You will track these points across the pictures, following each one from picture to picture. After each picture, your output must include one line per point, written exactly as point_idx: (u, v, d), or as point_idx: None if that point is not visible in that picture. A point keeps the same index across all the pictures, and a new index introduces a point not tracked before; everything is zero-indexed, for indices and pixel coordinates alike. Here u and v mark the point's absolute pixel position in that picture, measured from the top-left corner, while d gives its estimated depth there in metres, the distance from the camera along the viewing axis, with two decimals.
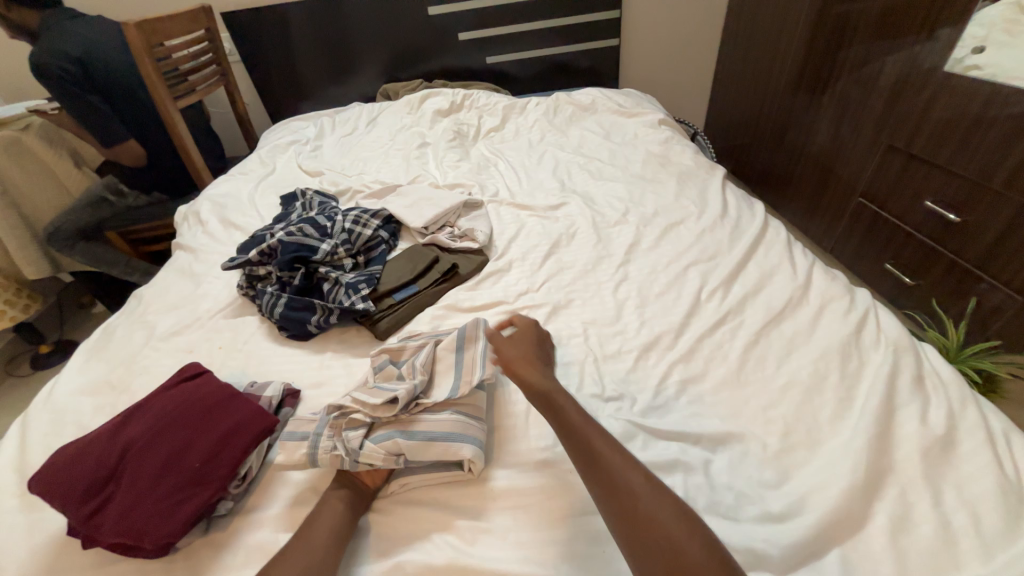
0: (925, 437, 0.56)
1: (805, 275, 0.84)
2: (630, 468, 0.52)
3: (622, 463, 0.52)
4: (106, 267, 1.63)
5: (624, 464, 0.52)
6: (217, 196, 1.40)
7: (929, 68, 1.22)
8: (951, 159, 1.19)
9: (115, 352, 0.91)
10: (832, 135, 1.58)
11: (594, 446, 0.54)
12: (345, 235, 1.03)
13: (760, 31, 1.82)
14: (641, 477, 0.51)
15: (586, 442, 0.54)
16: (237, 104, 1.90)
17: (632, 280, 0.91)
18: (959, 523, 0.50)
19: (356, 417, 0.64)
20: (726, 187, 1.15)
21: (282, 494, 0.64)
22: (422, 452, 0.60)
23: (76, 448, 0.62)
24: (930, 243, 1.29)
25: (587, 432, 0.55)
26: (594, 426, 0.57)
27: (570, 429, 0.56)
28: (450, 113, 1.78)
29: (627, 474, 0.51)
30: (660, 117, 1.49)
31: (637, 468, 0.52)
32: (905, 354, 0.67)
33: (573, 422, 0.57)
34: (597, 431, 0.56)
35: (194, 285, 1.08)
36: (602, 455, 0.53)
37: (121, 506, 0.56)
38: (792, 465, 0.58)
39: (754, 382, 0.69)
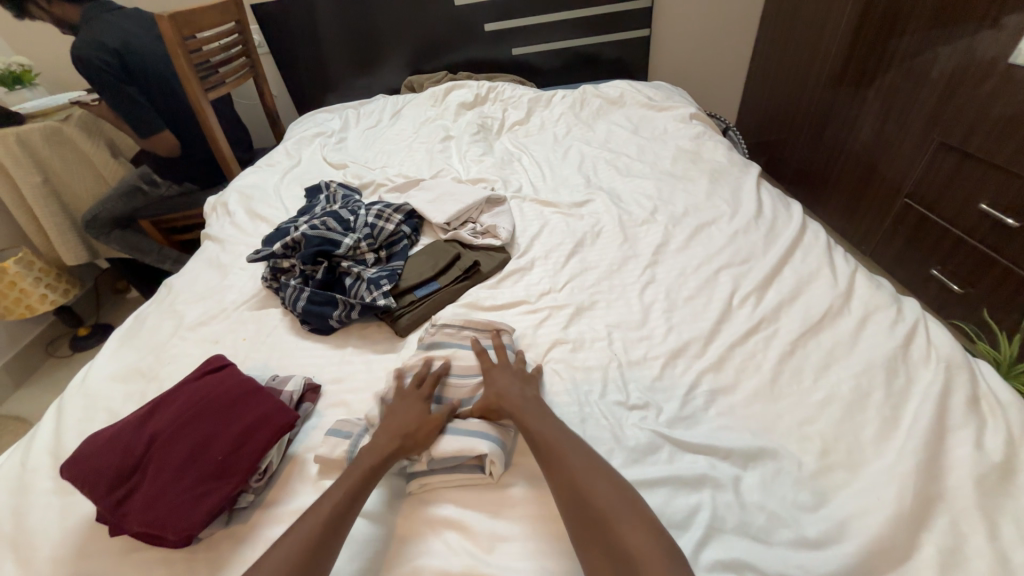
0: (981, 464, 0.52)
1: (847, 283, 0.79)
2: (642, 534, 0.47)
3: (637, 532, 0.48)
4: (139, 254, 1.70)
5: (637, 529, 0.48)
6: (245, 187, 1.42)
7: (991, 59, 1.13)
8: (1012, 159, 1.10)
9: (146, 340, 0.94)
10: (876, 133, 1.50)
11: (604, 510, 0.49)
12: (368, 230, 1.03)
13: (801, 22, 1.73)
14: (652, 546, 0.46)
15: (597, 506, 0.50)
16: (265, 96, 1.92)
17: (659, 282, 0.88)
18: (1018, 561, 0.46)
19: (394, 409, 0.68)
20: (761, 187, 1.09)
21: (301, 490, 0.64)
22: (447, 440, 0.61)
23: (106, 437, 0.63)
24: (984, 248, 1.20)
25: (599, 497, 0.51)
26: (608, 484, 0.52)
27: (577, 485, 0.52)
28: (474, 105, 1.75)
29: (636, 540, 0.47)
30: (691, 112, 1.43)
31: (651, 533, 0.47)
32: (960, 372, 0.62)
33: (586, 481, 0.52)
34: (614, 494, 0.51)
35: (221, 276, 1.10)
36: (611, 521, 0.49)
37: (147, 497, 0.57)
38: (831, 487, 0.55)
39: (790, 396, 0.65)
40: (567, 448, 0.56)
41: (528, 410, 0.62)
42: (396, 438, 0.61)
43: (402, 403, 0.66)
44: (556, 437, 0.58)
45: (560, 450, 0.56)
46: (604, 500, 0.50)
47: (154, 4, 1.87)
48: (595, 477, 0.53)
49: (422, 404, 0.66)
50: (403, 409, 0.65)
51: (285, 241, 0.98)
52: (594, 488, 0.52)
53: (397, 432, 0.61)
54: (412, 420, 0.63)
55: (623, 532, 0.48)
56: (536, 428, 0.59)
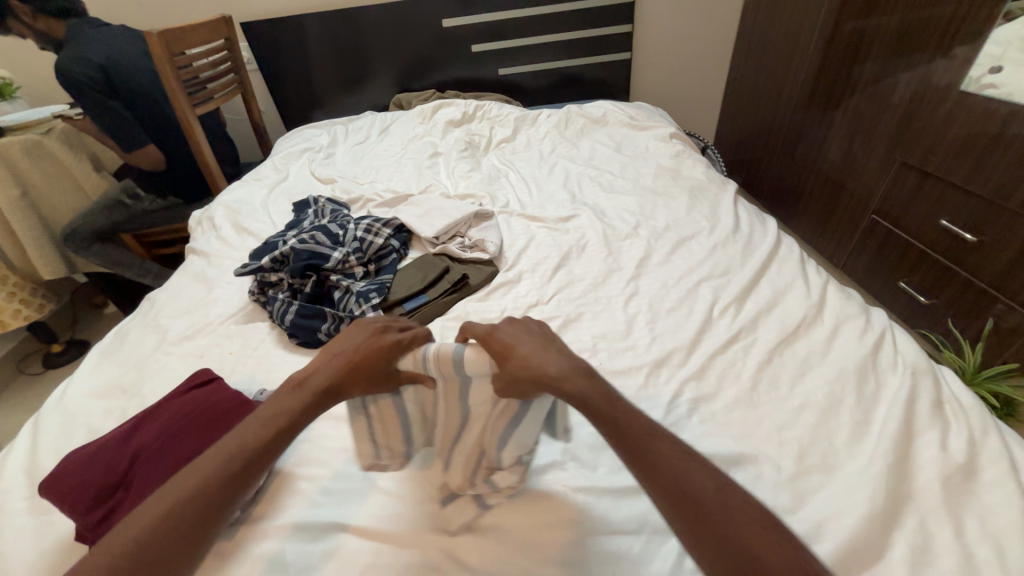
0: (946, 464, 0.55)
1: (819, 294, 0.83)
2: (705, 476, 0.46)
3: (697, 473, 0.46)
4: (119, 269, 1.65)
5: (697, 468, 0.47)
6: (231, 202, 1.41)
7: (945, 86, 1.22)
8: (967, 178, 1.18)
9: (127, 356, 0.92)
10: (843, 152, 1.58)
11: (694, 486, 0.45)
12: (357, 244, 1.04)
13: (772, 48, 1.83)
14: (713, 487, 0.45)
15: (640, 448, 0.48)
16: (253, 111, 1.93)
17: (642, 294, 0.91)
18: (982, 555, 0.48)
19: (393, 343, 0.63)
20: (737, 203, 1.14)
21: (290, 504, 0.63)
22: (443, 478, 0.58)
23: (88, 452, 0.62)
24: (947, 262, 1.27)
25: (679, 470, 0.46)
26: (642, 425, 0.50)
27: (615, 426, 0.49)
28: (462, 123, 1.79)
29: (699, 482, 0.46)
30: (671, 131, 1.49)
31: (710, 476, 0.47)
32: (924, 377, 0.66)
33: (621, 421, 0.50)
34: (694, 469, 0.47)
35: (206, 290, 1.09)
36: (655, 460, 0.47)
37: (128, 515, 0.56)
38: (808, 490, 0.57)
39: (768, 403, 0.68)
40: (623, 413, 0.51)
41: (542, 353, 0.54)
42: (335, 366, 0.57)
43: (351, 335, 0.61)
44: (581, 375, 0.53)
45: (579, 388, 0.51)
46: (647, 437, 0.49)
47: (143, 20, 1.88)
48: (630, 415, 0.51)
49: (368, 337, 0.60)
50: (350, 336, 0.61)
51: (274, 255, 0.98)
52: (626, 428, 0.49)
53: (338, 361, 0.58)
54: (357, 345, 0.59)
55: (676, 470, 0.46)
56: (549, 369, 0.52)
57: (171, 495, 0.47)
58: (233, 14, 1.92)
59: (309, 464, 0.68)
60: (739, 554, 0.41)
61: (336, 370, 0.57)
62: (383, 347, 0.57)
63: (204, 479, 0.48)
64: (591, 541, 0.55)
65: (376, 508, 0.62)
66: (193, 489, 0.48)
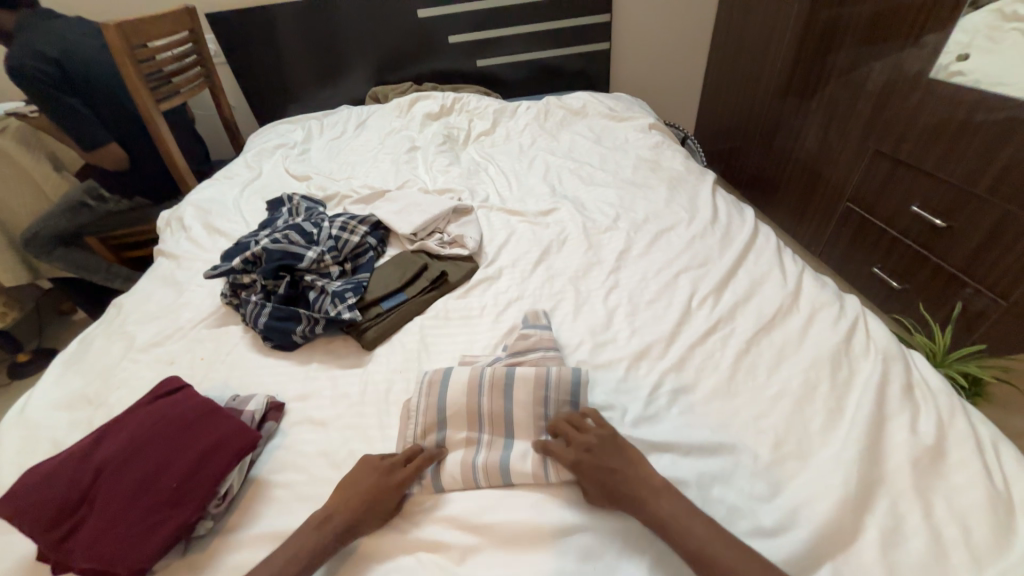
0: (915, 447, 0.57)
1: (795, 283, 0.84)
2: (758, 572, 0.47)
3: (744, 565, 0.47)
4: (85, 273, 1.57)
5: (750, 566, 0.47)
6: (201, 201, 1.37)
7: (915, 74, 1.24)
8: (937, 164, 1.20)
9: (93, 364, 0.89)
10: (819, 140, 1.60)
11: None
12: (332, 242, 1.01)
13: (749, 38, 1.84)
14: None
15: (700, 553, 0.49)
16: (222, 106, 1.87)
17: (623, 286, 0.91)
18: (950, 535, 0.49)
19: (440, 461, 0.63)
20: (716, 193, 1.15)
21: (265, 513, 0.62)
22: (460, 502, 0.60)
23: (48, 468, 0.59)
24: (918, 247, 1.30)
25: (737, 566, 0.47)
26: (691, 520, 0.51)
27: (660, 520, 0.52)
28: (440, 116, 1.76)
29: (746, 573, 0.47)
30: (650, 122, 1.49)
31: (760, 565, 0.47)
32: (896, 362, 0.67)
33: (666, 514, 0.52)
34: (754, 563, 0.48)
35: (176, 294, 1.05)
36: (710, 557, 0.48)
37: (93, 532, 0.54)
38: (784, 477, 0.58)
39: (746, 392, 0.68)
40: (693, 519, 0.51)
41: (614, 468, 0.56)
42: (354, 499, 0.58)
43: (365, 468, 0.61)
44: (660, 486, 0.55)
45: (659, 499, 0.53)
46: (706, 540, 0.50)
47: (100, 11, 1.80)
48: (675, 511, 0.52)
49: (384, 469, 0.61)
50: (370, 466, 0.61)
51: (245, 256, 0.95)
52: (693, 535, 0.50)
53: (358, 501, 0.58)
54: (378, 481, 0.59)
55: (711, 554, 0.49)
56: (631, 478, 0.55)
57: None
58: (198, 6, 1.85)
59: (284, 470, 0.67)
60: None
61: (358, 510, 0.57)
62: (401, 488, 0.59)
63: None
64: (573, 538, 0.55)
65: None
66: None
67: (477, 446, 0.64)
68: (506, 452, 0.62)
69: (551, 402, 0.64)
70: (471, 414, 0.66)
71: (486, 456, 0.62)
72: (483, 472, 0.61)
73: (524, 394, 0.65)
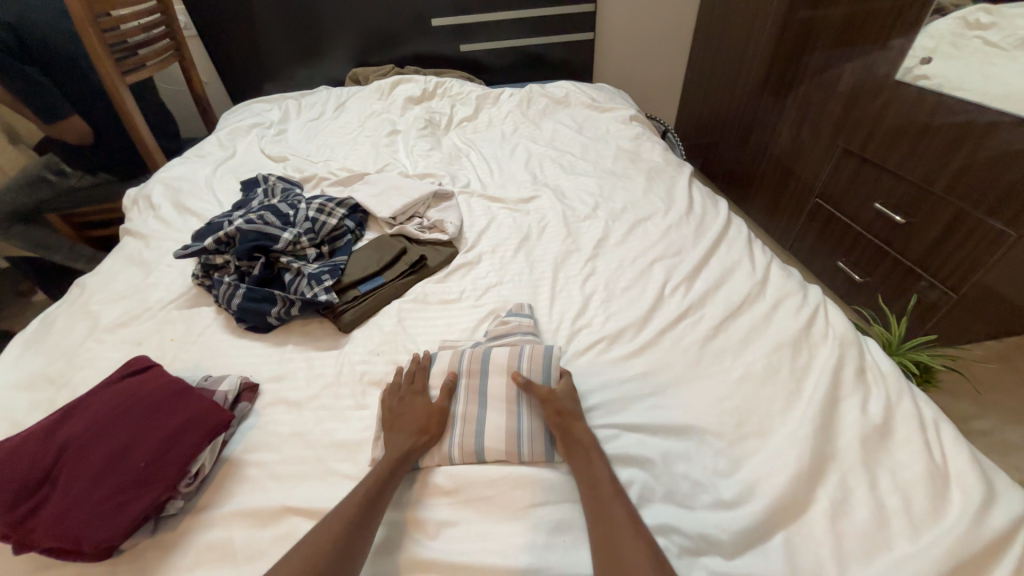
0: (865, 426, 0.60)
1: (763, 272, 0.88)
2: (632, 541, 0.49)
3: (620, 513, 0.52)
4: (45, 252, 1.48)
5: (628, 534, 0.50)
6: (171, 179, 1.32)
7: (883, 76, 1.28)
8: (900, 163, 1.26)
9: (54, 344, 0.86)
10: (793, 137, 1.65)
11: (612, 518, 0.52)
12: (309, 224, 1.00)
13: (729, 34, 1.86)
14: (641, 549, 0.49)
15: (593, 488, 0.55)
16: (193, 81, 1.79)
17: (599, 274, 0.93)
18: (892, 505, 0.53)
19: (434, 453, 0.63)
20: (692, 185, 1.18)
21: (239, 491, 0.62)
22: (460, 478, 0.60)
23: (7, 447, 0.57)
24: (879, 242, 1.36)
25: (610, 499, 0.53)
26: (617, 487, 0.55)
27: (587, 479, 0.56)
28: (422, 100, 1.74)
29: (622, 537, 0.50)
30: (631, 113, 1.50)
31: (635, 533, 0.50)
32: (852, 348, 0.71)
33: (595, 477, 0.56)
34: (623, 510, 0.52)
35: (143, 274, 1.02)
36: (604, 512, 0.53)
37: (57, 510, 0.53)
38: (744, 454, 0.61)
39: (712, 374, 0.71)
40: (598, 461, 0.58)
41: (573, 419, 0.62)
42: (410, 427, 0.64)
43: (402, 404, 0.67)
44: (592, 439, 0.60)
45: (581, 433, 0.61)
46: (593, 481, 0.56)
47: None
48: (605, 473, 0.56)
49: (420, 398, 0.68)
50: (407, 409, 0.67)
51: (218, 236, 0.93)
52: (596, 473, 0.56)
53: (414, 428, 0.63)
54: (421, 414, 0.65)
55: (600, 487, 0.55)
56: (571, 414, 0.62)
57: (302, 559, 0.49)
58: None
59: (258, 450, 0.67)
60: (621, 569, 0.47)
61: (414, 435, 0.63)
62: (435, 409, 0.66)
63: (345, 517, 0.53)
64: (547, 511, 0.57)
65: (334, 489, 0.61)
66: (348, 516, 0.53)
67: (451, 418, 0.66)
68: (481, 424, 0.64)
69: (523, 365, 0.68)
70: (449, 391, 0.68)
71: (461, 434, 0.64)
72: (458, 449, 0.62)
73: (501, 364, 0.69)
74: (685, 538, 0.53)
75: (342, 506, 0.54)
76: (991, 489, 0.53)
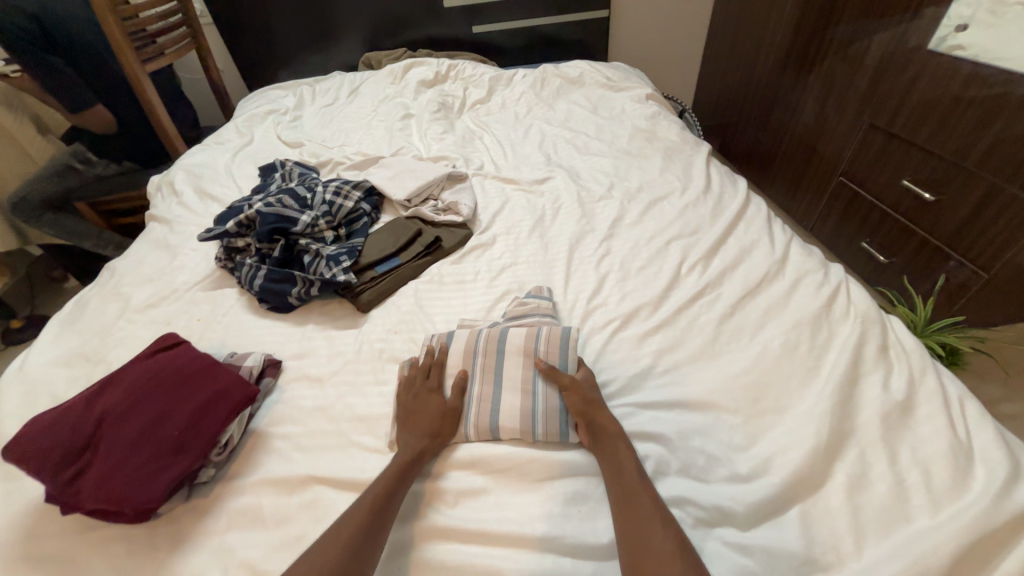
0: (886, 402, 0.60)
1: (782, 250, 0.86)
2: (656, 527, 0.49)
3: (642, 495, 0.52)
4: (77, 240, 1.55)
5: (652, 520, 0.50)
6: (192, 165, 1.35)
7: (914, 47, 1.22)
8: (930, 139, 1.21)
9: (89, 324, 0.89)
10: (817, 115, 1.59)
11: (637, 500, 0.52)
12: (326, 207, 1.01)
13: (750, 8, 1.79)
14: (665, 533, 0.49)
15: (619, 475, 0.55)
16: (209, 69, 1.81)
17: (614, 254, 0.92)
18: (912, 480, 0.53)
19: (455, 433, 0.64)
20: (710, 164, 1.15)
21: (265, 461, 0.64)
22: (480, 458, 0.61)
23: (50, 417, 0.61)
24: (906, 221, 1.32)
25: (633, 481, 0.54)
26: (642, 474, 0.55)
27: (611, 466, 0.56)
28: (435, 83, 1.73)
29: (646, 522, 0.50)
30: (648, 92, 1.47)
31: (658, 516, 0.50)
32: (874, 325, 0.69)
33: (619, 463, 0.56)
34: (647, 496, 0.52)
35: (169, 257, 1.05)
36: (629, 496, 0.53)
37: (100, 475, 0.56)
38: (761, 430, 0.61)
39: (728, 352, 0.71)
40: (624, 448, 0.57)
41: (599, 408, 0.61)
42: (423, 429, 0.63)
43: (416, 398, 0.66)
44: (619, 431, 0.60)
45: (607, 420, 0.60)
46: (618, 466, 0.56)
47: None
48: (630, 460, 0.56)
49: (435, 397, 0.66)
50: (420, 406, 0.65)
51: (239, 219, 0.95)
52: (623, 461, 0.56)
53: (426, 429, 0.62)
54: (435, 411, 0.64)
55: (624, 470, 0.55)
56: (596, 399, 0.62)
57: (324, 553, 0.49)
58: None
59: (283, 423, 0.69)
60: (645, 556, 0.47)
61: (428, 434, 0.62)
62: (450, 412, 0.65)
63: (357, 523, 0.52)
64: (563, 485, 0.58)
65: (356, 461, 0.63)
66: (359, 523, 0.52)
67: (465, 411, 0.66)
68: (497, 400, 0.65)
69: (541, 352, 0.68)
70: (467, 369, 0.70)
71: (477, 412, 0.65)
72: (474, 426, 0.64)
73: (517, 342, 0.70)
74: (700, 510, 0.54)
75: (354, 511, 0.53)
76: (1017, 465, 0.52)
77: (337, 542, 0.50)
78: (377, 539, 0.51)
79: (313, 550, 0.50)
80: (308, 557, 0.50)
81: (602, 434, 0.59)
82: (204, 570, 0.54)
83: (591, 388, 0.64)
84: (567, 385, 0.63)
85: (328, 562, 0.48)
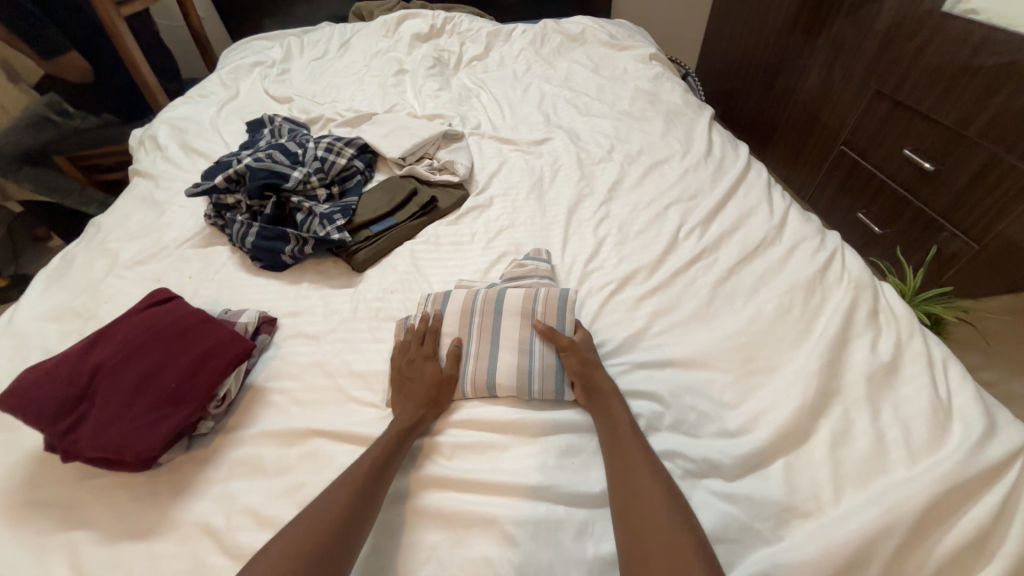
0: (872, 363, 0.61)
1: (781, 216, 0.86)
2: (647, 475, 0.51)
3: (633, 446, 0.54)
4: (58, 196, 1.47)
5: (643, 469, 0.52)
6: (176, 119, 1.29)
7: (926, 10, 1.18)
8: (934, 107, 1.19)
9: (77, 280, 0.88)
10: (822, 81, 1.55)
11: (629, 451, 0.54)
12: (318, 163, 0.98)
13: None
14: (655, 481, 0.51)
15: (613, 430, 0.56)
16: (189, 16, 1.71)
17: (613, 218, 0.91)
18: (892, 436, 0.55)
19: (454, 392, 0.65)
20: (712, 128, 1.13)
21: (264, 415, 0.65)
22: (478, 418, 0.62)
23: (44, 369, 0.60)
24: (904, 192, 1.32)
25: (626, 435, 0.55)
26: (635, 429, 0.56)
27: (606, 421, 0.58)
28: (430, 37, 1.65)
29: (636, 470, 0.52)
30: (651, 52, 1.42)
31: (649, 466, 0.52)
32: (866, 290, 0.70)
33: (613, 419, 0.57)
34: (638, 448, 0.54)
35: (156, 214, 1.03)
36: (621, 449, 0.54)
37: (98, 424, 0.56)
38: (750, 389, 0.62)
39: (722, 316, 0.72)
40: (617, 404, 0.59)
41: (595, 367, 0.63)
42: (419, 397, 0.62)
43: (411, 365, 0.66)
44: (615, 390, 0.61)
45: (603, 378, 0.62)
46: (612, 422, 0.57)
47: None
48: (624, 416, 0.58)
49: (431, 363, 0.66)
50: (414, 371, 0.65)
51: (228, 173, 0.92)
52: (618, 417, 0.58)
53: (423, 396, 0.62)
54: (431, 378, 0.64)
55: (617, 424, 0.57)
56: (592, 359, 0.64)
57: (324, 505, 0.50)
58: None
59: (279, 378, 0.70)
60: (636, 503, 0.49)
61: (425, 400, 0.62)
62: (446, 382, 0.64)
63: (351, 487, 0.51)
64: (558, 439, 0.59)
65: (354, 416, 0.64)
66: (355, 483, 0.52)
67: (461, 375, 0.66)
68: (493, 359, 0.65)
69: (539, 313, 0.69)
70: (463, 327, 0.70)
71: (474, 370, 0.65)
72: (470, 384, 0.65)
73: (515, 303, 0.70)
74: (689, 462, 0.56)
75: (350, 472, 0.53)
76: (992, 422, 0.54)
77: (332, 509, 0.49)
78: (373, 499, 0.51)
79: (317, 501, 0.51)
80: (309, 512, 0.50)
81: (597, 391, 0.61)
82: (207, 515, 0.55)
83: (588, 349, 0.65)
84: (565, 346, 0.64)
85: (330, 513, 0.49)
